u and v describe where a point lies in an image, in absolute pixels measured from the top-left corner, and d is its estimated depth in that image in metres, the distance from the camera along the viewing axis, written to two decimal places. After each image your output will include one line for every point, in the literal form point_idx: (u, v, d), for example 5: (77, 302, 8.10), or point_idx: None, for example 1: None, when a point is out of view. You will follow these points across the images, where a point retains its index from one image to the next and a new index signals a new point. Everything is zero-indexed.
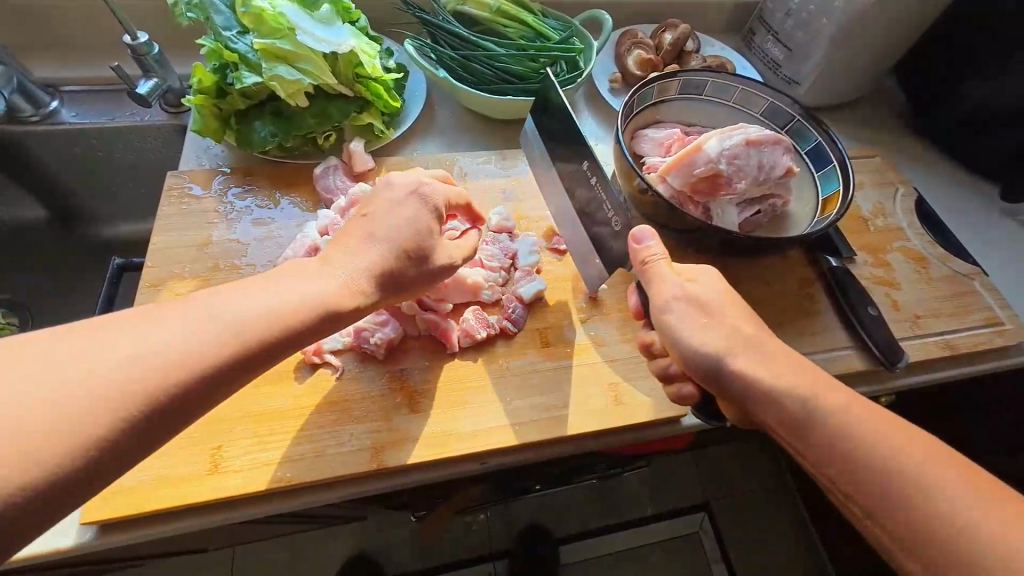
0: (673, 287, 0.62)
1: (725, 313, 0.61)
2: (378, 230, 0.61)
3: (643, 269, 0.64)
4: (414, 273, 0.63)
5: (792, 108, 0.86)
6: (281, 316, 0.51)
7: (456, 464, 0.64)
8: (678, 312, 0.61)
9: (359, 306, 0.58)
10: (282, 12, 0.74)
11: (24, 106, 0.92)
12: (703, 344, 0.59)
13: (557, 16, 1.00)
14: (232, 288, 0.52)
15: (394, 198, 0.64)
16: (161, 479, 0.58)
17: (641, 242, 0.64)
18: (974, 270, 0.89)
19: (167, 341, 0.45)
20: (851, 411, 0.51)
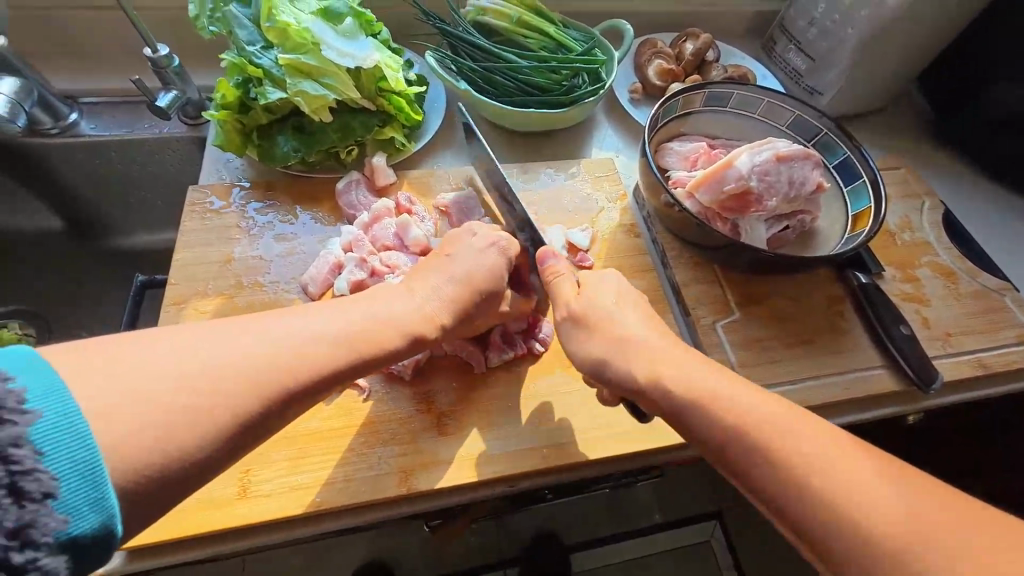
0: (568, 299, 0.64)
1: (618, 322, 0.61)
2: (455, 265, 0.65)
3: (549, 284, 0.66)
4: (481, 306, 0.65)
5: (820, 121, 0.84)
6: (356, 341, 0.53)
7: (485, 488, 0.63)
8: (566, 321, 0.63)
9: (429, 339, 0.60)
10: (308, 27, 0.73)
11: (44, 118, 0.92)
12: (596, 351, 0.60)
13: (577, 27, 0.99)
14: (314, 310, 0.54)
15: (477, 246, 0.67)
16: (191, 504, 0.57)
17: (546, 261, 0.67)
18: (1005, 286, 0.87)
19: (240, 356, 0.47)
20: (774, 427, 0.51)
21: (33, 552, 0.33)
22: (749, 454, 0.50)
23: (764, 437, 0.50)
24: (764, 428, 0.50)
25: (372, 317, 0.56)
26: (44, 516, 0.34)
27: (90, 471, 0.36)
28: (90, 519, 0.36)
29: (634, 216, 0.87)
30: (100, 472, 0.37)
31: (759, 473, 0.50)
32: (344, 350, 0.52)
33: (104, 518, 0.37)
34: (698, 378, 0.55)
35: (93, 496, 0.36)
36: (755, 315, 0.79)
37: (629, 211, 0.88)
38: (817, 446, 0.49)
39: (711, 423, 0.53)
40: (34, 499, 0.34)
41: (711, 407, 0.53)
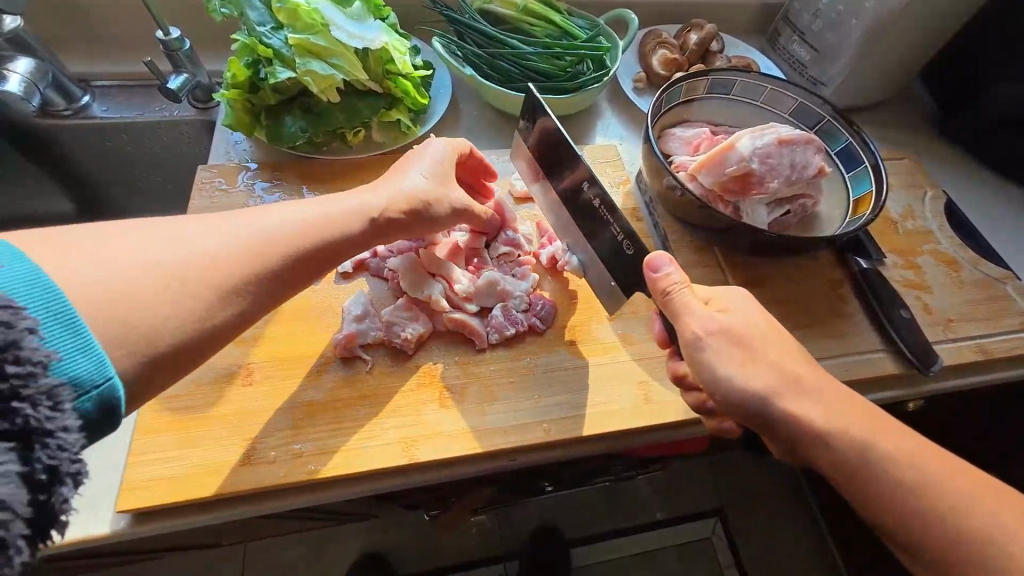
0: (706, 320, 0.58)
1: (769, 348, 0.57)
2: (403, 167, 0.68)
3: (667, 298, 0.59)
4: (440, 200, 0.67)
5: (823, 109, 0.85)
6: (320, 231, 0.58)
7: (486, 461, 0.64)
8: (714, 347, 0.57)
9: (391, 222, 0.64)
10: (317, 8, 0.75)
11: (57, 99, 0.94)
12: (745, 381, 0.56)
13: (583, 16, 1.00)
14: (307, 203, 0.61)
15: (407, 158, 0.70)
16: (196, 468, 0.58)
17: (660, 270, 0.59)
18: (1007, 274, 0.87)
19: (224, 242, 0.53)
20: (870, 436, 0.52)
21: (31, 370, 0.36)
22: (897, 494, 0.51)
23: (919, 477, 0.51)
24: (915, 472, 0.51)
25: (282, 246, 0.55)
26: (28, 347, 0.36)
27: (70, 321, 0.40)
28: (83, 365, 0.40)
29: (637, 201, 0.88)
30: (81, 322, 0.41)
31: (905, 512, 0.51)
32: (305, 238, 0.57)
33: (97, 366, 0.40)
34: (845, 413, 0.54)
35: (79, 343, 0.40)
36: (756, 298, 0.79)
37: (632, 196, 0.89)
38: (964, 488, 0.50)
39: (850, 458, 0.52)
40: (18, 329, 0.36)
41: (862, 445, 0.52)
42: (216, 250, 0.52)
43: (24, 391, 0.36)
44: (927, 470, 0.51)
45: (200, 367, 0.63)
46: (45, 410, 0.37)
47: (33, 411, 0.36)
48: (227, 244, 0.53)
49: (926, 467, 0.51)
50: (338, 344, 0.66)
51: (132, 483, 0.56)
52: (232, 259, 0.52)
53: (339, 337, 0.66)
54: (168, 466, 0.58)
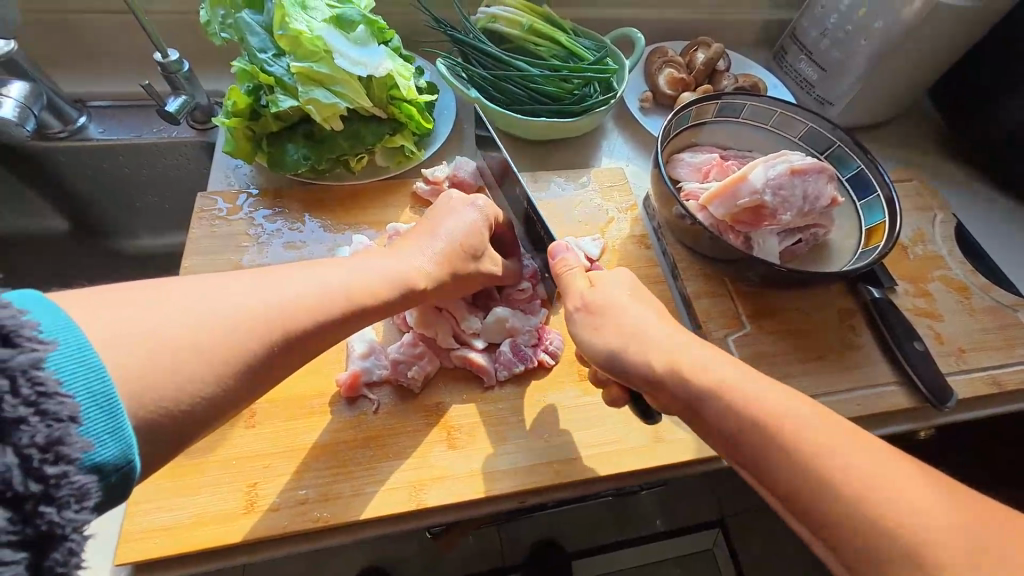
0: (600, 314, 0.60)
1: (658, 336, 0.57)
2: (437, 229, 0.69)
3: (575, 298, 0.63)
4: (470, 270, 0.69)
5: (833, 134, 0.84)
6: (374, 291, 0.59)
7: (495, 503, 0.62)
8: (577, 318, 0.62)
9: (425, 287, 0.64)
10: (320, 35, 0.73)
11: (52, 121, 0.91)
12: (603, 344, 0.59)
13: (588, 35, 0.99)
14: (342, 262, 0.60)
15: (454, 206, 0.71)
16: (198, 517, 0.56)
17: (566, 269, 0.65)
18: (1018, 301, 0.86)
19: (269, 298, 0.52)
20: (768, 407, 0.49)
21: (65, 467, 0.35)
22: (770, 452, 0.47)
23: (829, 454, 0.45)
24: (800, 436, 0.46)
25: (334, 299, 0.56)
26: (72, 435, 0.36)
27: (107, 402, 0.39)
28: (111, 449, 0.38)
29: (645, 226, 0.87)
30: (117, 404, 0.39)
31: (780, 470, 0.46)
32: (355, 298, 0.57)
33: (125, 448, 0.39)
34: (708, 367, 0.53)
35: (111, 426, 0.38)
36: (767, 329, 0.78)
37: (639, 221, 0.87)
38: (849, 447, 0.45)
39: (712, 409, 0.51)
40: (61, 420, 0.36)
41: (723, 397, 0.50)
42: (259, 309, 0.50)
43: (57, 492, 0.35)
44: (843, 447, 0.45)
45: None
46: (70, 512, 0.35)
47: (58, 511, 0.35)
48: (273, 301, 0.51)
49: (807, 428, 0.47)
50: (343, 384, 0.64)
51: (130, 537, 0.55)
52: (279, 318, 0.51)
53: (344, 376, 0.65)
54: (169, 516, 0.56)
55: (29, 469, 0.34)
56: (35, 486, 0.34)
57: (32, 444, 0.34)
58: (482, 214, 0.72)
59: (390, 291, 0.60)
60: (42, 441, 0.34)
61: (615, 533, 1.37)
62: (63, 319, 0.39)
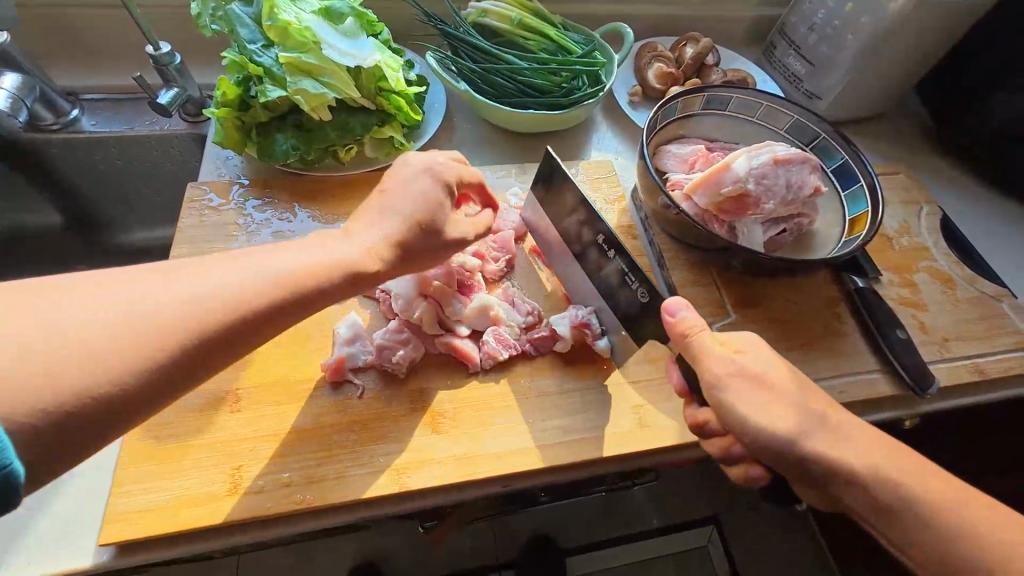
0: (726, 364, 0.57)
1: (786, 390, 0.56)
2: (388, 206, 0.63)
3: (684, 341, 0.58)
4: (428, 242, 0.63)
5: (819, 126, 0.84)
6: (305, 279, 0.54)
7: (478, 487, 0.63)
8: (737, 391, 0.56)
9: (378, 269, 0.60)
10: (308, 26, 0.74)
11: (44, 114, 0.92)
12: (767, 426, 0.54)
13: (577, 29, 1.00)
14: (281, 248, 0.56)
15: (407, 174, 0.65)
16: (181, 499, 0.57)
17: (674, 314, 0.58)
18: (1002, 291, 0.87)
19: (229, 283, 0.50)
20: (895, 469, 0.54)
21: None
22: (934, 528, 0.52)
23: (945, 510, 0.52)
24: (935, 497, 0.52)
25: (250, 287, 0.51)
26: None
27: None
28: None
29: (632, 217, 0.88)
30: None
31: (945, 545, 0.52)
32: (279, 284, 0.52)
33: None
34: (865, 446, 0.55)
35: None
36: (752, 317, 0.79)
37: (627, 212, 0.88)
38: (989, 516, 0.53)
39: (879, 488, 0.53)
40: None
41: (886, 474, 0.53)
42: (198, 298, 0.48)
43: None
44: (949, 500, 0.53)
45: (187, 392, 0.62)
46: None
47: None
48: (199, 291, 0.49)
49: (944, 495, 0.53)
50: (328, 368, 0.65)
51: (112, 519, 0.55)
52: (215, 303, 0.49)
53: (330, 361, 0.65)
54: (152, 497, 0.57)
55: None
56: None
57: None
58: (436, 180, 0.65)
59: (325, 278, 0.55)
60: None
61: (617, 530, 1.31)
62: None
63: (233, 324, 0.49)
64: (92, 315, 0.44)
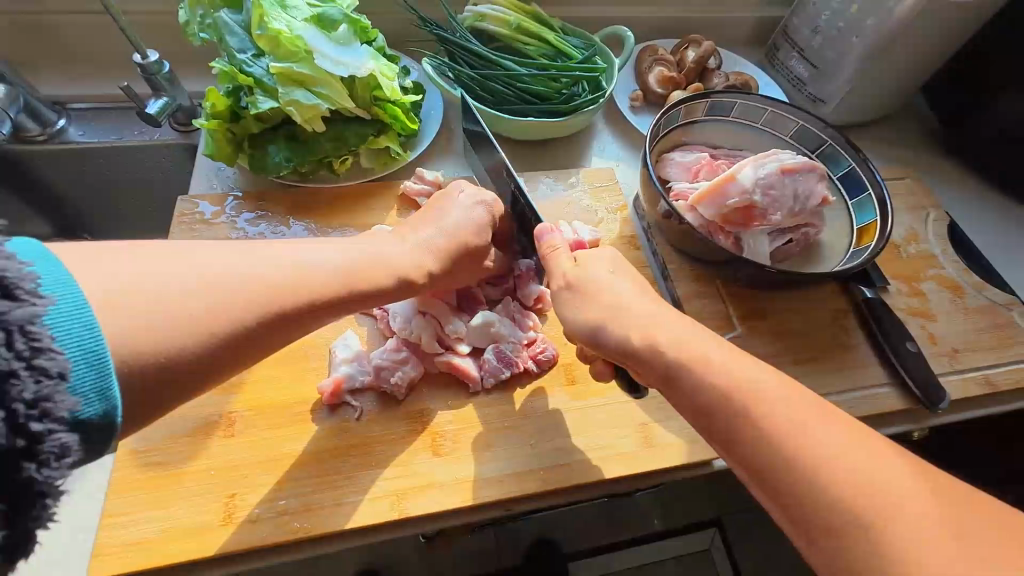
0: (576, 286, 0.60)
1: (639, 317, 0.56)
2: (441, 221, 0.69)
3: (548, 262, 0.64)
4: (463, 261, 0.69)
5: (825, 132, 0.83)
6: (359, 280, 0.59)
7: (481, 512, 0.61)
8: (619, 331, 0.56)
9: (418, 280, 0.65)
10: (300, 35, 0.71)
11: (30, 124, 0.90)
12: (620, 346, 0.56)
13: (576, 33, 0.98)
14: (343, 243, 0.62)
15: (463, 202, 0.71)
16: (172, 530, 0.55)
17: (544, 238, 0.65)
18: (1012, 300, 0.86)
19: (265, 273, 0.52)
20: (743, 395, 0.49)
21: (49, 425, 0.36)
22: (774, 452, 0.46)
23: (798, 443, 0.46)
24: (820, 439, 0.46)
25: (314, 290, 0.55)
26: (59, 394, 0.37)
27: (97, 361, 0.39)
28: (96, 407, 0.39)
29: (635, 227, 0.86)
30: (107, 363, 0.39)
31: (787, 475, 0.46)
32: (340, 287, 0.57)
33: (109, 408, 0.39)
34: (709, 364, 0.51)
35: (99, 385, 0.39)
36: (759, 329, 0.77)
37: (629, 222, 0.86)
38: (875, 457, 0.45)
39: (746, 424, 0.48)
40: (50, 376, 0.37)
41: (759, 410, 0.48)
42: (268, 280, 0.52)
43: (39, 448, 0.36)
44: (808, 431, 0.46)
45: (179, 417, 0.60)
46: (48, 469, 0.37)
47: (38, 468, 0.36)
48: (277, 270, 0.53)
49: (802, 423, 0.47)
50: (325, 391, 0.63)
51: (101, 553, 0.53)
52: (275, 287, 0.52)
53: (327, 383, 0.63)
54: (143, 528, 0.55)
55: (15, 424, 0.35)
56: (19, 441, 0.36)
57: (18, 400, 0.35)
58: (488, 212, 0.72)
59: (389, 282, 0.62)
60: (30, 397, 0.36)
61: (619, 534, 1.30)
62: (63, 273, 0.40)
63: (269, 318, 0.51)
64: (165, 276, 0.46)
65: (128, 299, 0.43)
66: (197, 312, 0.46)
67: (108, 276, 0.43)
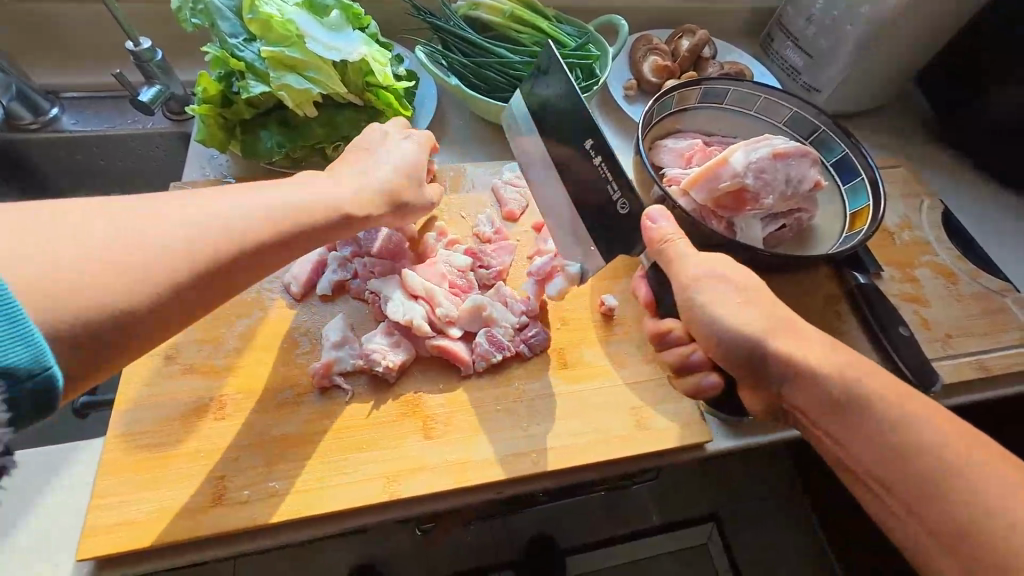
0: (694, 271, 0.58)
1: (771, 298, 0.57)
2: (375, 161, 0.66)
3: (659, 249, 0.59)
4: (416, 202, 0.68)
5: (818, 118, 0.83)
6: (300, 213, 0.56)
7: (471, 494, 0.61)
8: (710, 295, 0.57)
9: (366, 214, 0.62)
10: (291, 19, 0.71)
11: (23, 112, 0.90)
12: (731, 323, 0.55)
13: (571, 22, 0.98)
14: (286, 182, 0.59)
15: (402, 145, 0.69)
16: (159, 511, 0.55)
17: (653, 221, 0.59)
18: (1006, 286, 0.86)
19: (217, 217, 0.51)
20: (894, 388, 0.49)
21: None
22: (902, 442, 0.47)
23: (914, 430, 0.47)
24: (919, 421, 0.47)
25: (246, 220, 0.52)
26: None
27: (10, 310, 0.38)
28: (20, 355, 0.39)
29: None
30: (20, 312, 0.39)
31: (905, 461, 0.46)
32: (283, 222, 0.54)
33: (34, 355, 0.39)
34: (828, 352, 0.52)
35: (17, 333, 0.38)
36: None
37: None
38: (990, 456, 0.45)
39: (859, 406, 0.49)
40: None
41: (862, 390, 0.49)
42: (201, 225, 0.49)
43: None
44: (927, 423, 0.46)
45: (168, 400, 0.60)
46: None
47: None
48: (202, 214, 0.50)
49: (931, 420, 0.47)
50: (316, 373, 0.63)
51: (88, 535, 0.53)
52: (204, 228, 0.50)
53: (317, 366, 0.63)
54: (130, 509, 0.55)
55: None
56: None
57: None
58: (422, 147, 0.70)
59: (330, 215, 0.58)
60: None
61: (618, 527, 1.30)
62: None
63: (234, 282, 0.51)
64: (113, 238, 0.46)
65: (69, 270, 0.43)
66: (131, 266, 0.45)
67: (41, 239, 0.43)
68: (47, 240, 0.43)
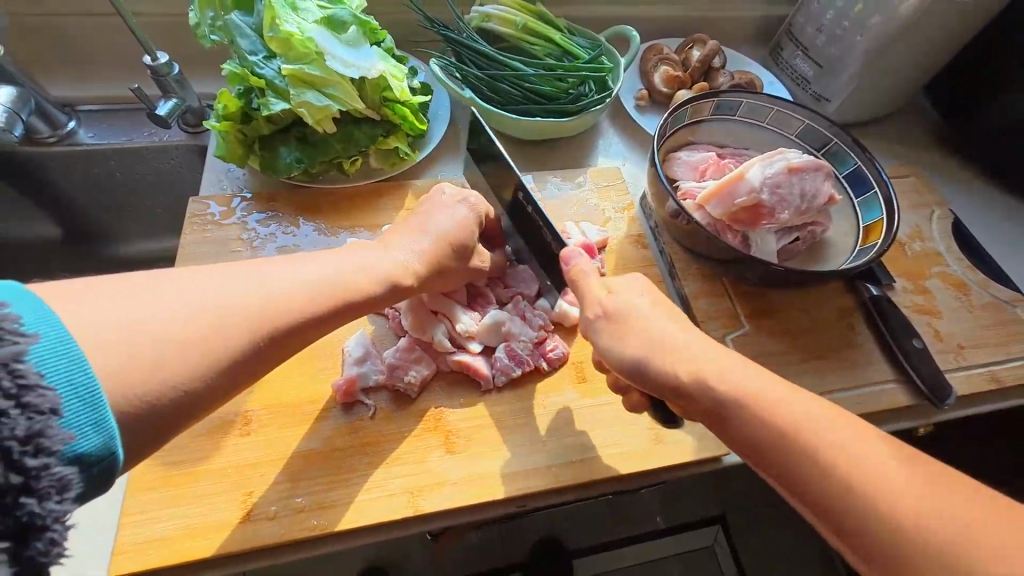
0: (599, 300, 0.59)
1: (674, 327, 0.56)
2: (428, 226, 0.69)
3: (573, 283, 0.62)
4: (454, 263, 0.70)
5: (830, 131, 0.83)
6: (345, 291, 0.59)
7: (493, 508, 0.62)
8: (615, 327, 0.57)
9: (409, 285, 0.66)
10: (311, 37, 0.72)
11: (40, 126, 0.90)
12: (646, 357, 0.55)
13: (583, 33, 0.98)
14: (334, 254, 0.63)
15: (445, 201, 0.72)
16: (186, 528, 0.56)
17: (571, 261, 0.62)
18: (1017, 297, 0.86)
19: (265, 295, 0.53)
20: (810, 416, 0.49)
21: (46, 459, 0.37)
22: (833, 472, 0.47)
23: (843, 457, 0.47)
24: (840, 445, 0.47)
25: (295, 301, 0.55)
26: (52, 428, 0.37)
27: (90, 396, 0.40)
28: (93, 440, 0.40)
29: (642, 226, 0.86)
30: (99, 396, 0.40)
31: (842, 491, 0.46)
32: (334, 297, 0.58)
33: (106, 440, 0.40)
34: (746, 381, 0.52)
35: (93, 419, 0.40)
36: (766, 328, 0.78)
37: (637, 221, 0.87)
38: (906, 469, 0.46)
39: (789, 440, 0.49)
40: (42, 413, 0.37)
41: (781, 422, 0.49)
42: (244, 295, 0.52)
43: (36, 483, 0.37)
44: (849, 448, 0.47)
45: None
46: (51, 503, 0.37)
47: (39, 502, 0.37)
48: (260, 293, 0.53)
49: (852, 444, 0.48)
50: (339, 389, 0.64)
51: (119, 553, 0.54)
52: (262, 311, 0.52)
53: (340, 382, 0.64)
54: (159, 525, 0.56)
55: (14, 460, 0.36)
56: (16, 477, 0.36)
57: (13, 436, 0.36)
58: (473, 212, 0.72)
59: (376, 289, 0.62)
60: (22, 434, 0.36)
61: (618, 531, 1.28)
62: (42, 307, 0.41)
63: (272, 335, 0.53)
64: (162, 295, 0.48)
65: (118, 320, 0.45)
66: (188, 313, 0.48)
67: (102, 304, 0.45)
68: (113, 289, 0.47)
